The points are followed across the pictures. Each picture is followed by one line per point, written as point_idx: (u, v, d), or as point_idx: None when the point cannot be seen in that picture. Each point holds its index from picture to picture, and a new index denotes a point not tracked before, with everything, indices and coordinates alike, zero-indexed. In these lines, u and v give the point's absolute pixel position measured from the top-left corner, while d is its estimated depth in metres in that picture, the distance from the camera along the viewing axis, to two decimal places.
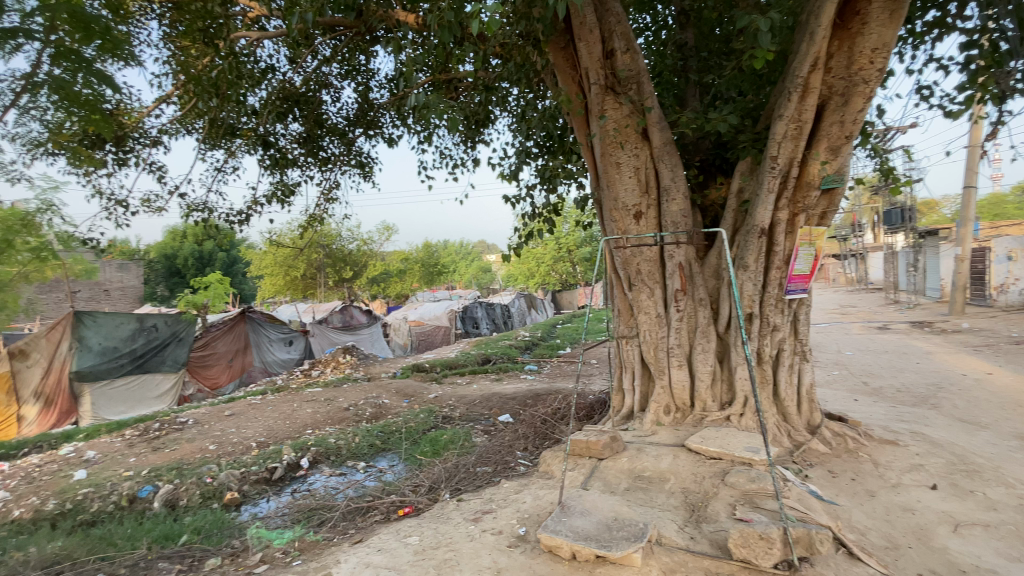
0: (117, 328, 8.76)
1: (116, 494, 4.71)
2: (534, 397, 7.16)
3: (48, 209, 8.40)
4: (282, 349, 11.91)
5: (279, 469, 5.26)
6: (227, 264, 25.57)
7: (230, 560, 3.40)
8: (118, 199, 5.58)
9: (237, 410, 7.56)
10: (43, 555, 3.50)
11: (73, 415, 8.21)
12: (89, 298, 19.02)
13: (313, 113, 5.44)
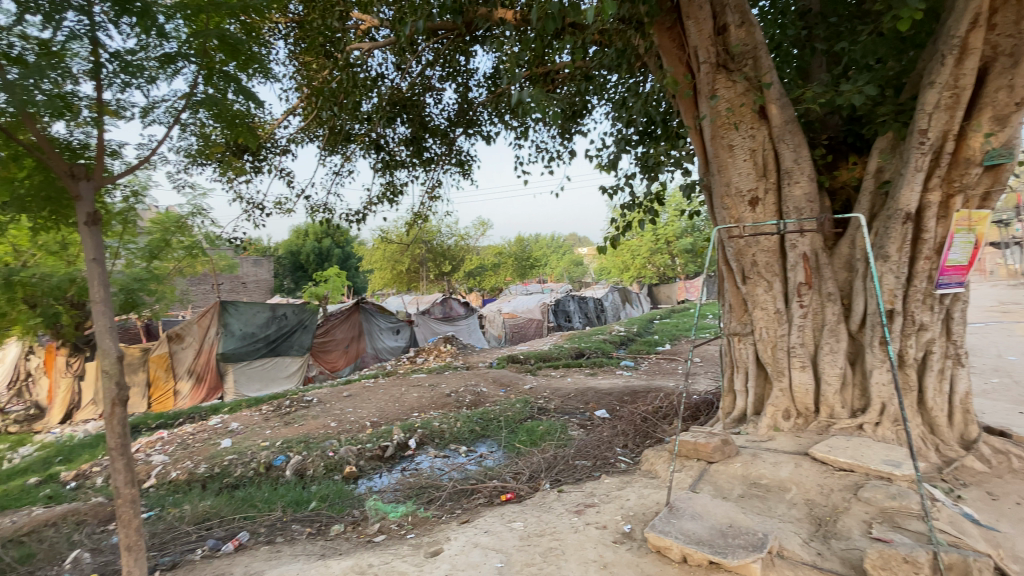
0: (255, 316, 9.96)
1: (256, 462, 5.37)
2: (633, 394, 6.99)
3: (198, 212, 9.77)
4: (390, 338, 12.84)
5: (390, 448, 5.66)
6: (342, 259, 28.13)
7: (351, 528, 3.73)
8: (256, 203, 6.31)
9: (353, 392, 8.29)
10: (202, 509, 4.11)
11: (219, 391, 9.57)
12: (232, 289, 21.99)
13: (418, 115, 5.70)
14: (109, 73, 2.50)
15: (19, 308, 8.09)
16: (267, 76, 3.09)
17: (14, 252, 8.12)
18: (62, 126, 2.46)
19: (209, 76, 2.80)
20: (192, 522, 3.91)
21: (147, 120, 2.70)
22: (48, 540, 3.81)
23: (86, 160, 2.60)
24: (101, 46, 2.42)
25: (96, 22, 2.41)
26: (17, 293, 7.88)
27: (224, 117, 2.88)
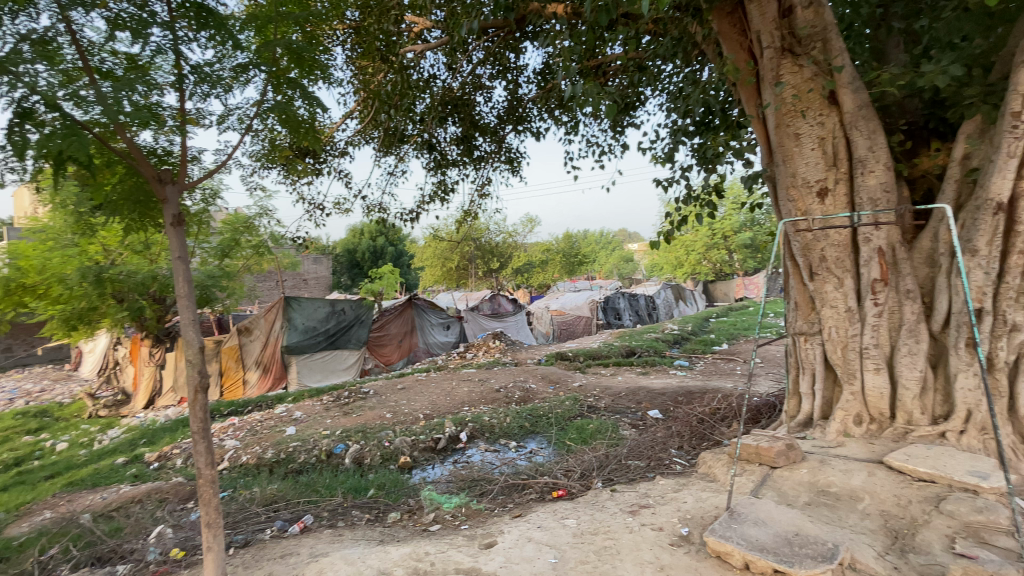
0: (316, 311, 10.46)
1: (318, 449, 5.65)
2: (688, 394, 6.78)
3: (264, 213, 10.36)
4: (441, 333, 13.14)
5: (442, 440, 5.79)
6: (395, 257, 29.01)
7: (408, 516, 3.86)
8: (317, 204, 6.62)
9: (406, 385, 8.55)
10: (270, 491, 4.37)
11: (283, 381, 10.09)
12: (295, 286, 23.22)
13: (469, 114, 5.77)
14: (191, 84, 2.70)
15: (111, 302, 8.90)
16: (332, 81, 3.22)
17: (106, 251, 8.93)
18: (150, 135, 2.66)
19: (278, 83, 2.95)
20: (261, 504, 4.16)
21: (224, 127, 2.88)
22: (138, 513, 4.19)
23: (170, 165, 2.80)
24: (183, 58, 2.61)
25: (180, 36, 2.60)
26: (109, 289, 8.66)
27: (292, 122, 3.03)
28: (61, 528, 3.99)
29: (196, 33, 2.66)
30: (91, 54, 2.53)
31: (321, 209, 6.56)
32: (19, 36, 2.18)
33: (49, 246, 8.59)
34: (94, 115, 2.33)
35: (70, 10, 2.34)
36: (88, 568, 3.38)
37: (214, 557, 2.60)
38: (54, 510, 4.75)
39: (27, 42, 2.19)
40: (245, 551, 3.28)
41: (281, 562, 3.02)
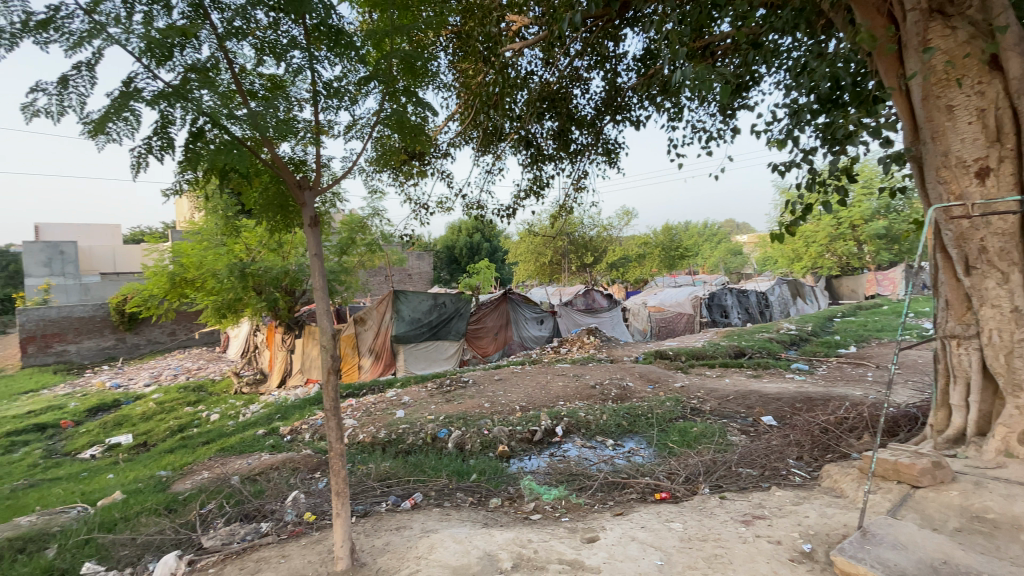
0: (420, 303, 11.13)
1: (424, 433, 6.03)
2: (807, 402, 6.20)
3: (375, 213, 11.24)
4: (535, 327, 13.35)
5: (539, 432, 5.87)
6: (490, 252, 29.88)
7: (509, 503, 3.99)
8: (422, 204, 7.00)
9: (503, 376, 8.81)
10: (383, 468, 4.76)
11: (392, 368, 10.86)
12: (400, 280, 24.88)
13: (567, 108, 5.74)
14: (322, 99, 3.00)
15: (251, 294, 10.21)
16: (441, 86, 3.39)
17: (248, 249, 10.22)
18: (290, 146, 3.01)
19: (395, 92, 3.17)
20: (377, 479, 4.54)
21: (350, 136, 3.17)
22: (276, 479, 4.79)
23: (304, 172, 3.14)
24: (317, 76, 2.91)
25: (314, 57, 2.89)
26: (250, 282, 9.94)
27: (406, 128, 3.25)
28: (218, 486, 4.69)
29: (326, 52, 2.94)
30: (242, 78, 2.90)
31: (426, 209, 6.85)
32: (187, 66, 2.56)
33: (205, 246, 10.05)
34: (247, 131, 2.68)
35: (226, 40, 2.71)
36: (239, 523, 3.95)
37: (341, 523, 2.84)
38: (212, 471, 5.60)
39: (194, 71, 2.56)
40: (365, 520, 3.61)
41: (396, 533, 3.29)
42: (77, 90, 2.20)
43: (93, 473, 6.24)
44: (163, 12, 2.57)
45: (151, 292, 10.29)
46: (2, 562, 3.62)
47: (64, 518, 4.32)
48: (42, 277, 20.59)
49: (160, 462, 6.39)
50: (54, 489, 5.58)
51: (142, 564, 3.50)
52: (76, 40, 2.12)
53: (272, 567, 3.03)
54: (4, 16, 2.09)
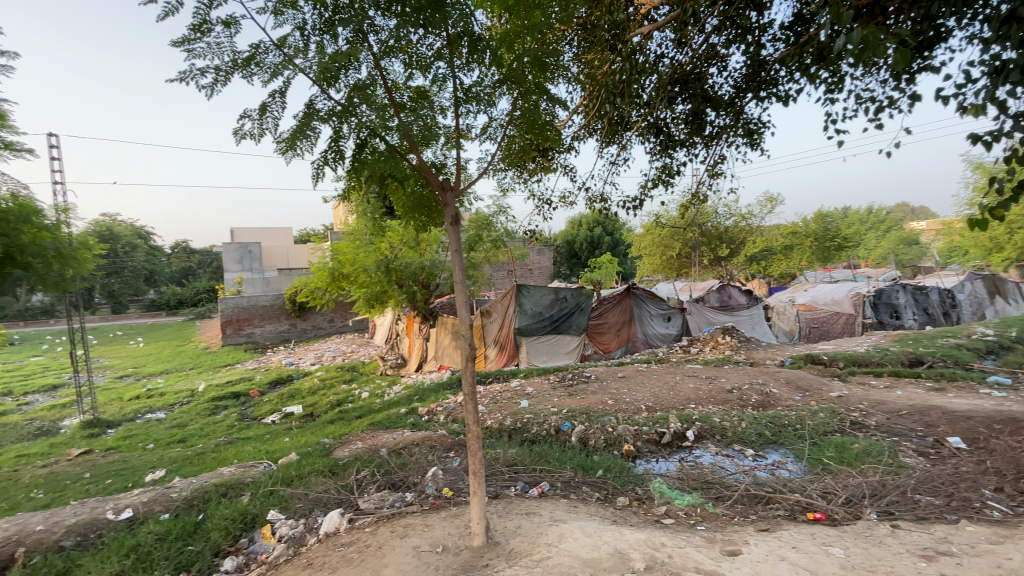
0: (542, 297, 11.25)
1: (548, 424, 6.11)
2: (1013, 424, 5.05)
3: (500, 210, 11.67)
4: (660, 325, 12.83)
5: (667, 435, 5.62)
6: (612, 246, 29.27)
7: (638, 504, 3.91)
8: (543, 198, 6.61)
9: (628, 374, 8.59)
10: (511, 454, 4.94)
11: (515, 359, 11.15)
12: (522, 275, 25.57)
13: (702, 90, 5.31)
14: (462, 104, 3.19)
15: (394, 287, 11.30)
16: (570, 79, 3.38)
17: (391, 248, 11.31)
18: (434, 151, 3.25)
19: (528, 91, 3.26)
20: (505, 463, 4.73)
21: (484, 138, 3.32)
22: (416, 454, 5.26)
23: (445, 175, 3.36)
24: (458, 83, 3.10)
25: (455, 65, 3.09)
26: (393, 277, 11.01)
27: (537, 125, 3.32)
28: (369, 456, 5.30)
29: (465, 60, 3.13)
30: (393, 92, 3.19)
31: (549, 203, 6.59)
32: (350, 86, 2.90)
33: (358, 245, 11.37)
34: (399, 140, 2.97)
35: (381, 59, 3.00)
36: (387, 491, 4.43)
37: (477, 502, 3.01)
38: (364, 442, 6.34)
39: (356, 89, 2.89)
40: (497, 502, 3.80)
41: (527, 519, 3.41)
42: (273, 114, 2.63)
43: (274, 436, 7.46)
44: (332, 40, 2.94)
45: (316, 285, 11.93)
46: (212, 502, 4.50)
47: (255, 471, 5.24)
48: (237, 271, 25.07)
49: (322, 431, 7.41)
50: (247, 447, 6.79)
51: (313, 517, 4.11)
52: (271, 71, 2.52)
53: (417, 533, 3.35)
54: (220, 56, 2.57)
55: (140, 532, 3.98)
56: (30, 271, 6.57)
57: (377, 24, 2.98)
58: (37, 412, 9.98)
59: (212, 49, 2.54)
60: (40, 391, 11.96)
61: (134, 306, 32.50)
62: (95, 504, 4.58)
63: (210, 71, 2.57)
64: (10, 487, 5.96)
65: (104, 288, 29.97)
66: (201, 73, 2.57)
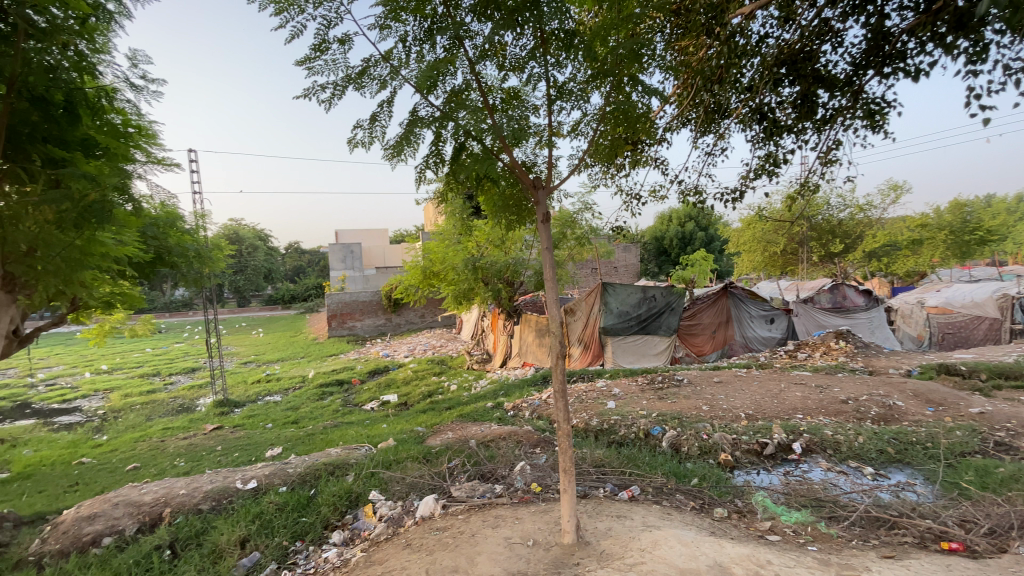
0: (629, 296, 10.79)
1: (636, 427, 5.92)
2: None
3: (585, 207, 11.53)
4: (762, 327, 11.98)
5: (770, 446, 5.24)
6: (706, 242, 27.78)
7: (738, 517, 3.67)
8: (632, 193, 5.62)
9: (725, 379, 8.08)
10: (598, 454, 4.86)
11: (600, 359, 10.87)
12: (608, 273, 25.07)
13: (814, 70, 4.26)
14: (555, 102, 3.16)
15: (480, 285, 11.58)
16: (666, 68, 3.22)
17: (478, 246, 11.64)
18: (526, 150, 3.25)
19: (621, 83, 3.15)
20: (592, 463, 4.66)
21: (576, 135, 3.27)
22: (504, 448, 5.37)
23: (537, 174, 3.37)
24: (553, 81, 3.08)
25: (549, 62, 3.07)
26: (479, 274, 11.31)
27: (630, 118, 3.20)
28: (459, 446, 5.50)
29: (559, 56, 3.11)
30: (487, 94, 3.26)
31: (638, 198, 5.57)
32: (448, 92, 3.02)
33: (447, 245, 11.83)
34: (494, 141, 3.03)
35: (477, 63, 3.07)
36: (477, 481, 4.57)
37: (568, 499, 2.99)
38: (454, 432, 6.60)
39: (454, 94, 3.01)
40: (586, 502, 3.77)
41: (618, 521, 3.34)
42: (381, 123, 2.81)
43: (372, 422, 8.01)
44: (431, 49, 3.08)
45: (409, 283, 12.61)
46: (322, 479, 4.94)
47: (357, 454, 5.66)
48: (341, 270, 27.40)
49: (415, 420, 7.82)
50: (349, 431, 7.35)
51: (409, 500, 4.36)
52: (381, 82, 2.70)
53: (508, 525, 3.42)
54: (335, 72, 2.79)
55: (263, 501, 4.47)
56: (173, 269, 7.59)
57: (473, 29, 3.06)
58: (181, 391, 11.61)
59: (329, 65, 2.76)
60: (182, 373, 13.89)
61: (256, 300, 36.66)
62: (226, 474, 5.23)
63: (327, 86, 2.80)
64: (161, 455, 6.99)
65: (232, 284, 34.03)
66: (321, 88, 2.81)
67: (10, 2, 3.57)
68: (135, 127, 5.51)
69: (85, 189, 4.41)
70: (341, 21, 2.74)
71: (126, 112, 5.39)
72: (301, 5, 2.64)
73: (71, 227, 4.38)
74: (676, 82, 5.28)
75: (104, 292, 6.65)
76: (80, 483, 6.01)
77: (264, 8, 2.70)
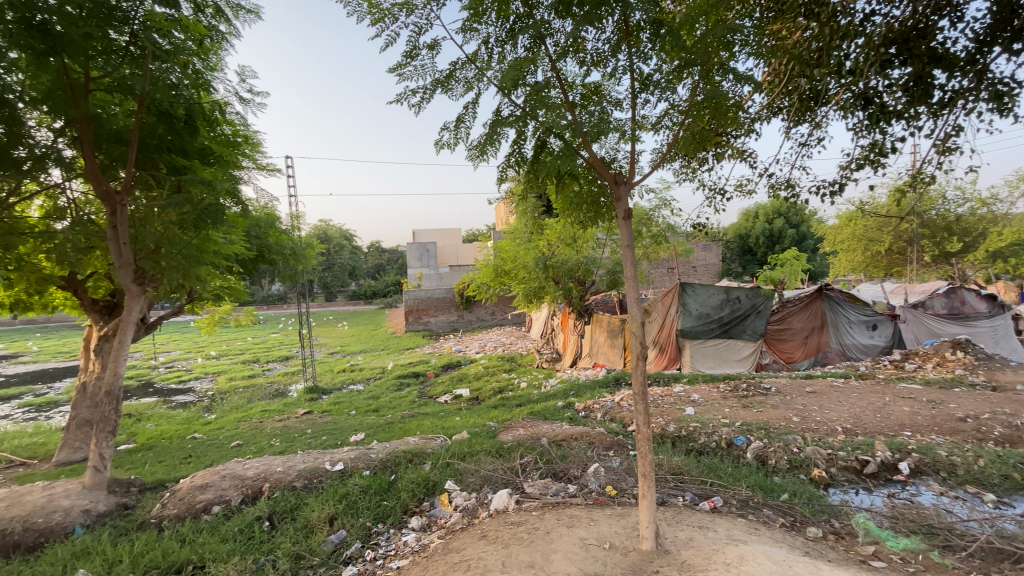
0: (710, 297, 10.21)
1: (718, 435, 5.61)
2: None
3: (662, 204, 11.13)
4: (863, 333, 11.08)
5: (872, 464, 4.77)
6: (797, 240, 25.86)
7: (834, 539, 3.38)
8: (716, 188, 5.34)
9: (818, 389, 7.45)
10: (676, 460, 4.67)
11: (677, 363, 10.40)
12: (685, 273, 24.07)
13: (930, 49, 3.63)
14: (639, 95, 3.04)
15: (551, 283, 11.47)
16: (761, 53, 2.99)
17: (549, 245, 11.59)
18: (607, 146, 3.16)
19: (710, 74, 2.98)
20: (670, 470, 4.48)
21: (660, 129, 3.13)
22: (577, 448, 5.32)
23: (619, 170, 3.27)
24: (638, 73, 2.97)
25: (634, 53, 2.97)
26: (551, 273, 11.22)
27: (721, 109, 2.99)
28: (532, 444, 5.52)
29: (643, 48, 3.00)
30: (568, 91, 3.23)
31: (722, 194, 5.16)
32: (530, 91, 3.02)
33: (518, 243, 11.91)
34: (574, 137, 2.98)
35: (559, 60, 3.04)
36: (550, 479, 4.57)
37: (647, 505, 2.89)
38: (526, 430, 6.64)
39: (535, 92, 3.00)
40: (665, 509, 3.64)
41: (700, 532, 3.20)
42: (467, 124, 2.89)
43: (447, 414, 8.28)
44: (513, 49, 3.12)
45: (482, 280, 12.85)
46: (401, 466, 5.18)
47: (434, 444, 5.86)
48: (417, 269, 28.55)
49: (487, 415, 7.97)
50: (425, 422, 7.64)
51: (483, 493, 4.45)
52: (467, 84, 2.78)
53: (583, 526, 3.39)
54: (424, 76, 2.90)
55: (349, 483, 4.76)
56: (272, 264, 8.36)
57: (554, 26, 3.05)
58: (277, 377, 12.68)
59: (418, 70, 2.87)
60: (278, 361, 15.17)
61: (341, 295, 39.20)
62: (316, 455, 5.63)
63: (417, 91, 2.92)
64: (259, 434, 7.67)
65: (321, 280, 36.64)
66: (412, 94, 2.93)
67: (140, 28, 4.02)
68: (243, 137, 6.09)
69: (202, 194, 4.94)
70: (431, 26, 2.83)
71: (235, 123, 5.91)
72: (395, 14, 2.77)
73: (191, 226, 5.00)
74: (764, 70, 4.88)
75: (215, 285, 7.39)
76: (193, 456, 6.74)
77: (362, 19, 2.86)
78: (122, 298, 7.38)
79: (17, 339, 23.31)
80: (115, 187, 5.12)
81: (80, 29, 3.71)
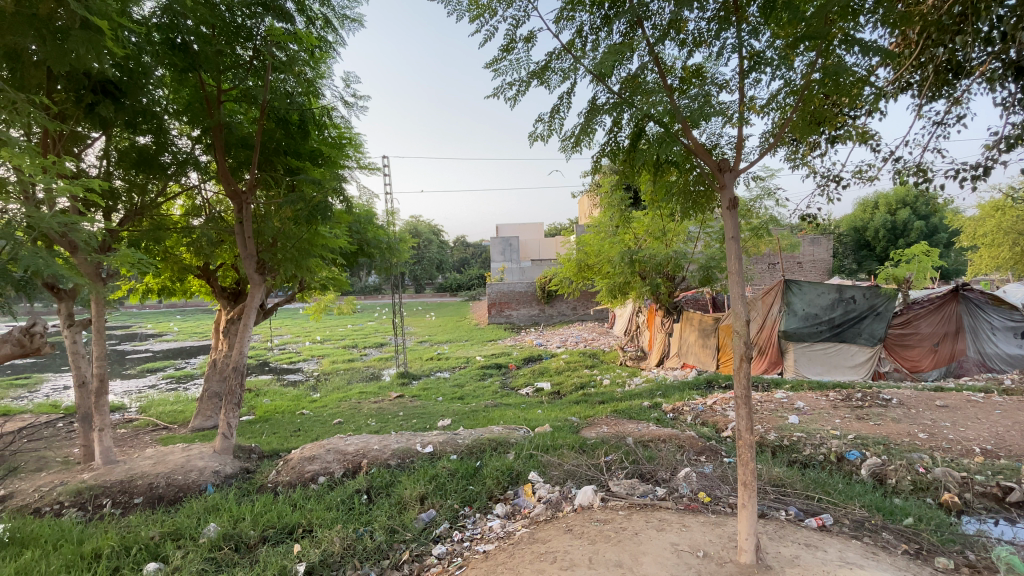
0: (819, 297, 9.31)
1: (826, 448, 5.13)
2: None
3: (766, 194, 10.31)
4: (1008, 341, 9.55)
5: (1019, 493, 4.09)
6: (927, 233, 22.77)
7: (969, 572, 2.95)
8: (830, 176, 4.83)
9: (952, 403, 6.52)
10: (776, 471, 4.35)
11: (779, 367, 9.62)
12: (788, 269, 22.20)
13: None
14: (748, 73, 2.77)
15: (638, 279, 11.09)
16: (893, 19, 2.61)
17: (636, 239, 11.18)
18: (709, 131, 2.95)
19: (830, 47, 2.66)
20: (771, 481, 4.17)
21: (770, 110, 2.85)
22: (664, 450, 5.12)
23: (722, 158, 3.03)
24: (746, 51, 2.72)
25: (743, 28, 2.73)
26: (637, 268, 10.75)
27: (843, 84, 2.64)
28: (617, 442, 5.40)
29: (753, 24, 2.74)
30: (666, 76, 3.07)
31: (836, 181, 4.68)
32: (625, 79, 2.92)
33: (603, 237, 11.67)
34: (674, 122, 2.81)
35: (658, 44, 2.88)
36: (637, 480, 4.46)
37: (747, 516, 2.71)
38: (610, 427, 6.53)
39: (629, 80, 2.90)
40: (766, 522, 3.40)
41: (807, 550, 2.95)
42: (561, 114, 2.88)
43: (528, 406, 8.37)
44: (608, 36, 3.04)
45: (564, 275, 12.77)
46: (486, 454, 5.33)
47: (517, 435, 5.96)
48: (501, 262, 29.13)
49: (569, 410, 7.95)
50: (508, 412, 7.79)
51: (567, 487, 4.44)
52: (563, 75, 2.76)
53: (674, 531, 3.27)
54: (518, 70, 2.91)
55: (438, 466, 4.99)
56: (370, 257, 8.93)
57: (653, 9, 2.91)
58: (372, 362, 13.62)
59: (513, 64, 2.90)
60: (373, 347, 16.27)
61: (429, 287, 41.12)
62: (408, 436, 5.95)
63: (513, 84, 2.95)
64: (357, 414, 8.30)
65: (412, 273, 38.69)
66: (508, 87, 2.97)
67: (261, 43, 4.40)
68: (348, 138, 6.54)
69: (313, 192, 5.34)
70: (528, 18, 2.84)
71: (340, 126, 6.36)
72: (493, 8, 2.82)
73: (303, 220, 5.45)
74: (893, 40, 4.24)
75: (322, 276, 8.08)
76: (301, 430, 7.43)
77: (461, 17, 2.95)
78: (245, 286, 8.29)
79: (163, 321, 26.88)
80: (241, 187, 5.73)
81: (212, 47, 4.17)
